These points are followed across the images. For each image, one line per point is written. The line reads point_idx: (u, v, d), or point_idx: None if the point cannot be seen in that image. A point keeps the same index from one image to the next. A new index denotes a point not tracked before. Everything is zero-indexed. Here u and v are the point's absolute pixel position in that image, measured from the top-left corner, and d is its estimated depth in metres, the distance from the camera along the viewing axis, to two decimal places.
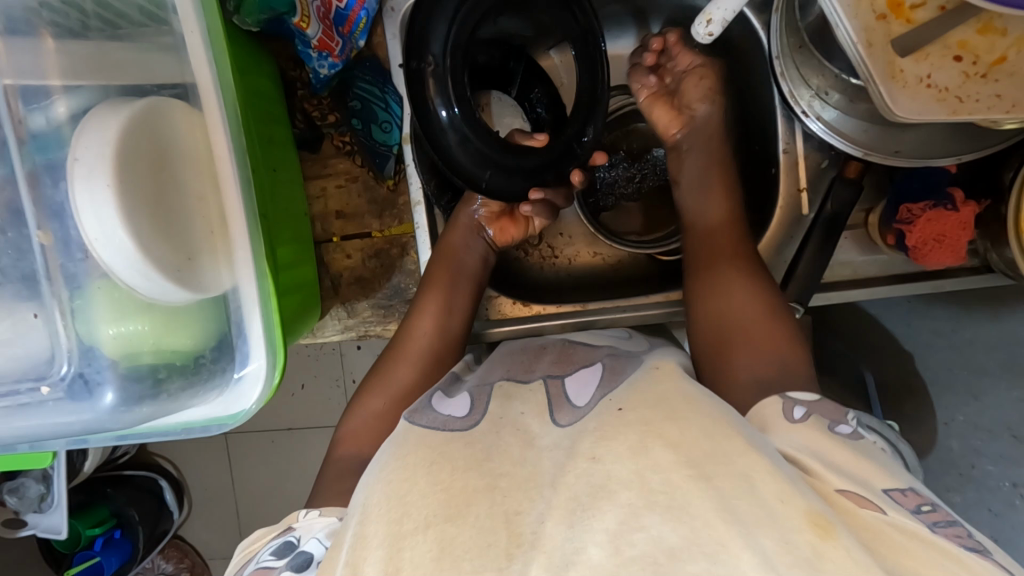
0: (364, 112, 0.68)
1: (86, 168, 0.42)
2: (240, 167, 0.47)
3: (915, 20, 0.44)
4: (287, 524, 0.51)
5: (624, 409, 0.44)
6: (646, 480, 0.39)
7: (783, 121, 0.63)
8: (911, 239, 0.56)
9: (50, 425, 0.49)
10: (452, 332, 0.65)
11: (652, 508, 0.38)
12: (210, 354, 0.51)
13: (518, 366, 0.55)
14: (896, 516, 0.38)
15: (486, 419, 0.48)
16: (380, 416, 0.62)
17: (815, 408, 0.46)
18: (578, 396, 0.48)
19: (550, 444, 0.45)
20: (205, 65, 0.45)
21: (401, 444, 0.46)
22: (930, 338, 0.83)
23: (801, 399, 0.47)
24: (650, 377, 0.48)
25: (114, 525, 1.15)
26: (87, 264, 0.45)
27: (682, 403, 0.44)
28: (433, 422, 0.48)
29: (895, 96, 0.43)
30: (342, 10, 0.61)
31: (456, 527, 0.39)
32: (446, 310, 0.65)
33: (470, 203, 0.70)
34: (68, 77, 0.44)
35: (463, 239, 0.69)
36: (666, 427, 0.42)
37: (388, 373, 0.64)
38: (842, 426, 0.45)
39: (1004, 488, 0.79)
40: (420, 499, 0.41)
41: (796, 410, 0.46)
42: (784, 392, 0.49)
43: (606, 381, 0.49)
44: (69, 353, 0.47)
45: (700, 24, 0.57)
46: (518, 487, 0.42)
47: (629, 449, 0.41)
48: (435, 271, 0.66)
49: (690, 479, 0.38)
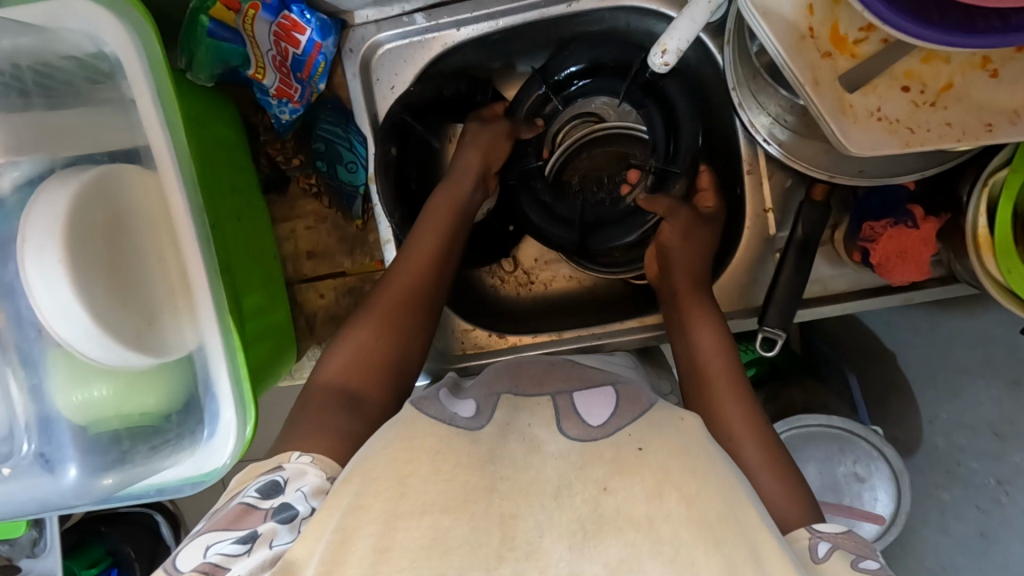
0: (328, 154, 0.67)
1: (38, 244, 0.41)
2: (199, 226, 0.47)
3: (860, 54, 0.44)
4: (278, 463, 0.47)
5: (645, 449, 0.40)
6: (656, 528, 0.37)
7: (745, 144, 0.65)
8: (874, 256, 0.57)
9: (10, 504, 0.48)
10: (444, 288, 0.63)
11: (653, 555, 0.36)
12: (176, 419, 0.50)
13: (528, 379, 0.47)
14: None
15: (493, 423, 0.43)
16: (367, 352, 0.57)
17: (840, 543, 0.42)
18: (590, 414, 0.42)
19: (556, 452, 0.40)
20: (157, 127, 0.45)
21: (408, 428, 0.41)
22: (908, 337, 0.84)
23: (827, 534, 0.43)
24: (674, 426, 0.42)
25: (110, 564, 1.09)
26: (41, 340, 0.45)
27: (704, 458, 0.40)
28: (441, 413, 0.43)
29: (848, 131, 0.43)
30: (299, 56, 0.60)
31: (452, 519, 0.37)
32: (445, 260, 0.63)
33: (472, 152, 0.67)
34: (12, 150, 0.42)
35: (468, 180, 0.66)
36: (683, 479, 0.38)
37: (376, 303, 0.60)
38: (869, 561, 0.39)
39: (989, 485, 0.80)
40: (422, 484, 0.38)
41: (820, 546, 0.42)
42: (811, 526, 0.45)
43: (623, 408, 0.43)
44: (29, 430, 0.47)
45: (655, 55, 0.56)
46: (520, 490, 0.38)
47: (644, 491, 0.38)
48: (437, 214, 0.64)
49: (702, 541, 0.36)
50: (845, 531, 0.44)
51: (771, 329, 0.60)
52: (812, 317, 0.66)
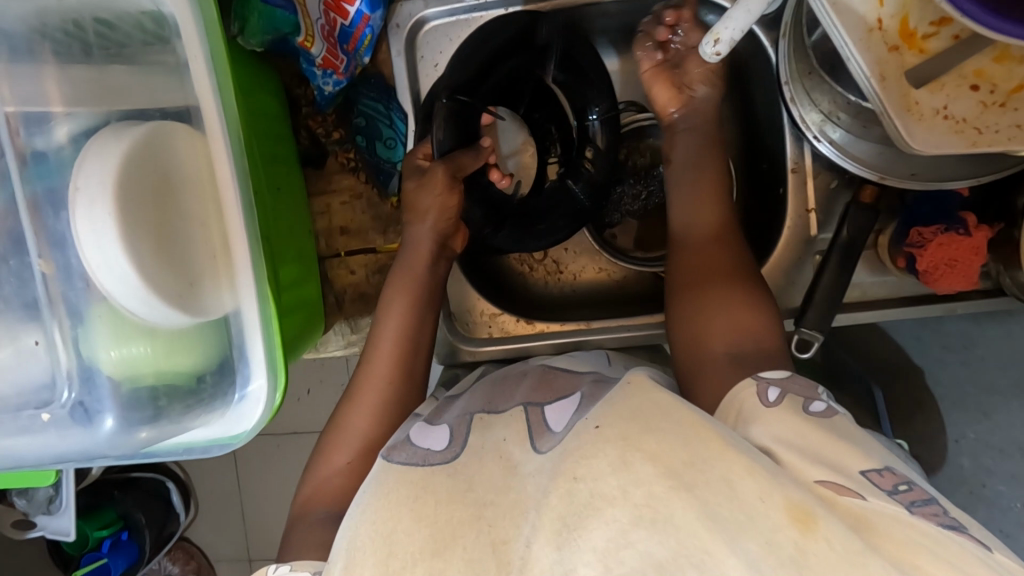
0: (368, 129, 0.67)
1: (88, 197, 0.42)
2: (243, 192, 0.47)
3: (928, 50, 0.43)
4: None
5: (602, 426, 0.41)
6: (631, 496, 0.37)
7: (790, 142, 0.63)
8: (921, 263, 0.55)
9: (48, 455, 0.49)
10: (417, 375, 0.62)
11: (637, 524, 0.36)
12: (212, 378, 0.50)
13: (498, 397, 0.53)
14: (876, 501, 0.37)
15: (465, 451, 0.47)
16: (341, 477, 0.56)
17: (788, 387, 0.45)
18: (557, 422, 0.47)
19: (533, 470, 0.43)
20: (209, 92, 0.45)
21: (380, 484, 0.45)
22: (939, 354, 0.80)
23: (773, 378, 0.47)
24: (624, 392, 0.44)
25: (122, 526, 1.11)
26: (88, 292, 0.46)
27: (655, 412, 0.41)
28: (411, 457, 0.47)
29: (912, 130, 0.41)
30: (347, 27, 0.60)
31: (444, 561, 0.39)
32: (414, 338, 0.62)
33: (422, 221, 0.63)
34: (70, 104, 0.44)
35: (426, 260, 0.64)
36: (643, 439, 0.39)
37: (345, 428, 0.59)
38: (817, 404, 0.44)
39: (1016, 509, 0.77)
40: (406, 537, 0.41)
41: (771, 391, 0.45)
42: (756, 374, 0.48)
43: (585, 406, 0.48)
44: (70, 378, 0.47)
45: (708, 44, 0.54)
46: (504, 516, 0.41)
47: (609, 465, 0.38)
48: (395, 302, 0.63)
49: (671, 491, 0.36)
50: (787, 372, 0.48)
51: (810, 331, 0.59)
52: (848, 322, 0.64)
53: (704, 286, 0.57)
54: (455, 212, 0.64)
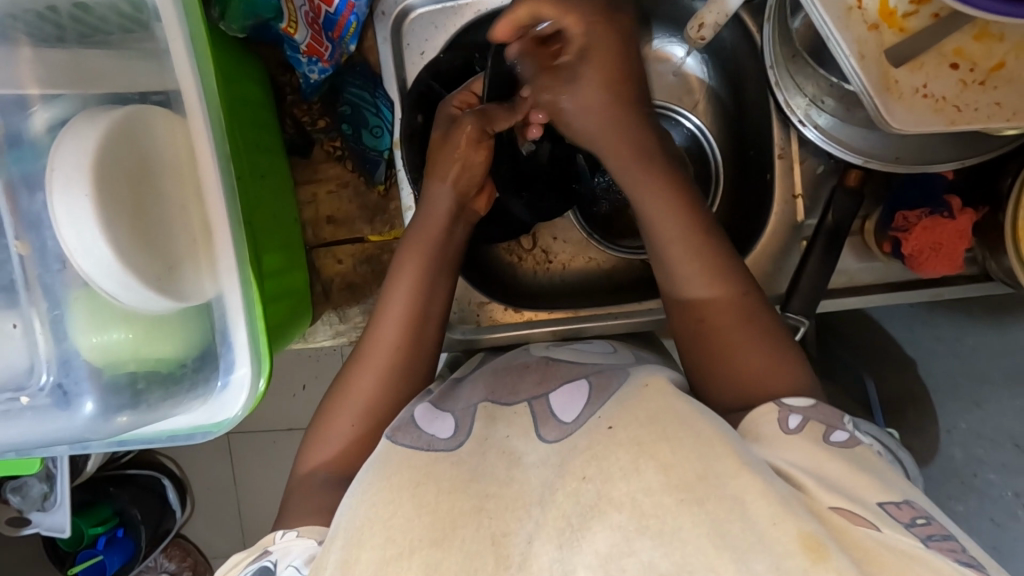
0: (354, 117, 0.67)
1: (65, 179, 0.42)
2: (224, 175, 0.46)
3: (908, 29, 0.42)
4: (264, 547, 0.48)
5: (615, 428, 0.43)
6: (639, 504, 0.38)
7: (777, 127, 0.63)
8: (906, 246, 0.55)
9: (23, 439, 0.48)
10: (427, 342, 0.60)
11: (642, 532, 0.37)
12: (193, 363, 0.50)
13: (503, 387, 0.52)
14: (889, 535, 0.37)
15: (471, 440, 0.47)
16: (347, 443, 0.56)
17: (810, 414, 0.45)
18: (564, 411, 0.47)
19: (536, 461, 0.44)
20: (189, 74, 0.44)
21: (383, 464, 0.45)
22: (931, 345, 0.80)
23: (796, 405, 0.46)
24: (638, 396, 0.45)
25: (117, 524, 1.10)
26: (64, 274, 0.46)
27: (672, 419, 0.42)
28: (417, 441, 0.47)
29: (890, 107, 0.42)
30: (331, 15, 0.61)
31: (442, 551, 0.39)
32: (423, 309, 0.59)
33: (442, 183, 0.62)
34: (46, 86, 0.44)
35: (443, 223, 0.61)
36: (658, 446, 0.41)
37: (348, 391, 0.57)
38: (838, 433, 0.44)
39: (1007, 498, 0.76)
40: (405, 522, 0.41)
41: (792, 418, 0.45)
42: (778, 399, 0.47)
43: (594, 398, 0.47)
44: (49, 363, 0.48)
45: (692, 28, 0.56)
46: (505, 509, 0.41)
47: (622, 469, 0.40)
48: (407, 267, 0.60)
49: (682, 505, 0.38)
50: (811, 399, 0.47)
51: (796, 316, 0.59)
52: (836, 307, 0.64)
53: (693, 298, 0.53)
54: (479, 172, 0.64)
